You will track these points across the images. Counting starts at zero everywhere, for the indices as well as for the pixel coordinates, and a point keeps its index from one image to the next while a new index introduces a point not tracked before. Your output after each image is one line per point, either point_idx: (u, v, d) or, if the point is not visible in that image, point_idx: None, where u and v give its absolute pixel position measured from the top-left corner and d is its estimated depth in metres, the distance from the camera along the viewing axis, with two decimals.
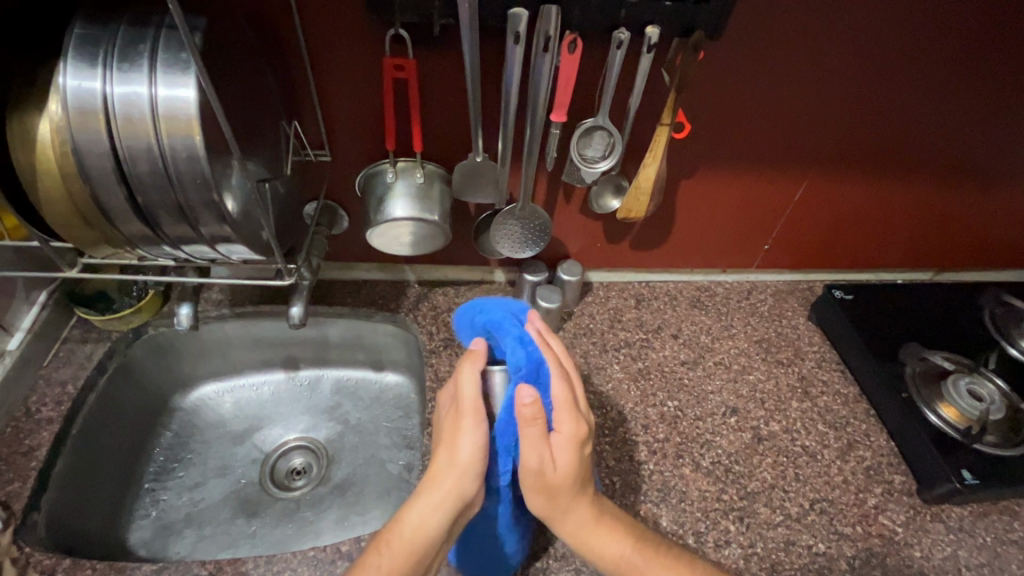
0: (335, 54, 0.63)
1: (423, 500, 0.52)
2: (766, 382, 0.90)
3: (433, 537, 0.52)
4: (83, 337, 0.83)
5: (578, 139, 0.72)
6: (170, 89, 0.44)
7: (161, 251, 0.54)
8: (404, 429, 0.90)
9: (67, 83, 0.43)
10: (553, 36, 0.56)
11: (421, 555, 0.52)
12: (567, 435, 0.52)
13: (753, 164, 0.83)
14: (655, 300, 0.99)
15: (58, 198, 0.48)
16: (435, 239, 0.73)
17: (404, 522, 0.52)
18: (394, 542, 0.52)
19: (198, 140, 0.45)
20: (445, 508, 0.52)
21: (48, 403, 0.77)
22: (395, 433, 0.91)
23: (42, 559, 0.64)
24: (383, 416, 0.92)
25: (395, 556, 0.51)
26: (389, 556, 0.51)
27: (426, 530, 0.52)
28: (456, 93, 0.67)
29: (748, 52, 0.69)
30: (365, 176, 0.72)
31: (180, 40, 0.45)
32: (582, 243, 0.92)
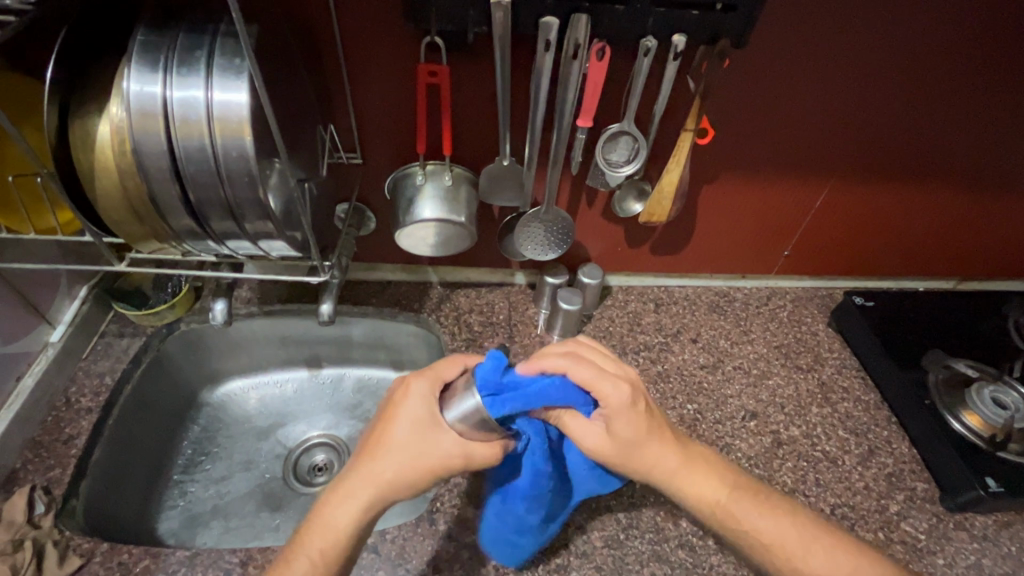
0: (371, 61, 0.65)
1: (348, 498, 0.54)
2: (785, 388, 0.90)
3: (347, 541, 0.53)
4: (119, 331, 0.87)
5: (603, 144, 0.73)
6: (225, 93, 0.46)
7: (206, 246, 0.57)
8: None
9: (130, 87, 0.46)
10: (583, 43, 0.59)
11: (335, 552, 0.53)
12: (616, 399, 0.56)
13: (774, 170, 0.84)
14: (673, 305, 1.00)
15: (113, 193, 0.50)
16: (461, 240, 0.75)
17: (331, 522, 0.53)
18: (314, 536, 0.53)
19: (249, 141, 0.47)
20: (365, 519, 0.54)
21: (87, 393, 0.80)
22: None
23: (81, 542, 0.66)
24: None
25: (311, 554, 0.52)
26: (311, 557, 0.52)
27: (348, 538, 0.53)
28: (485, 99, 0.69)
29: (771, 60, 0.70)
30: (394, 179, 0.74)
31: (235, 46, 0.48)
32: (602, 247, 0.93)
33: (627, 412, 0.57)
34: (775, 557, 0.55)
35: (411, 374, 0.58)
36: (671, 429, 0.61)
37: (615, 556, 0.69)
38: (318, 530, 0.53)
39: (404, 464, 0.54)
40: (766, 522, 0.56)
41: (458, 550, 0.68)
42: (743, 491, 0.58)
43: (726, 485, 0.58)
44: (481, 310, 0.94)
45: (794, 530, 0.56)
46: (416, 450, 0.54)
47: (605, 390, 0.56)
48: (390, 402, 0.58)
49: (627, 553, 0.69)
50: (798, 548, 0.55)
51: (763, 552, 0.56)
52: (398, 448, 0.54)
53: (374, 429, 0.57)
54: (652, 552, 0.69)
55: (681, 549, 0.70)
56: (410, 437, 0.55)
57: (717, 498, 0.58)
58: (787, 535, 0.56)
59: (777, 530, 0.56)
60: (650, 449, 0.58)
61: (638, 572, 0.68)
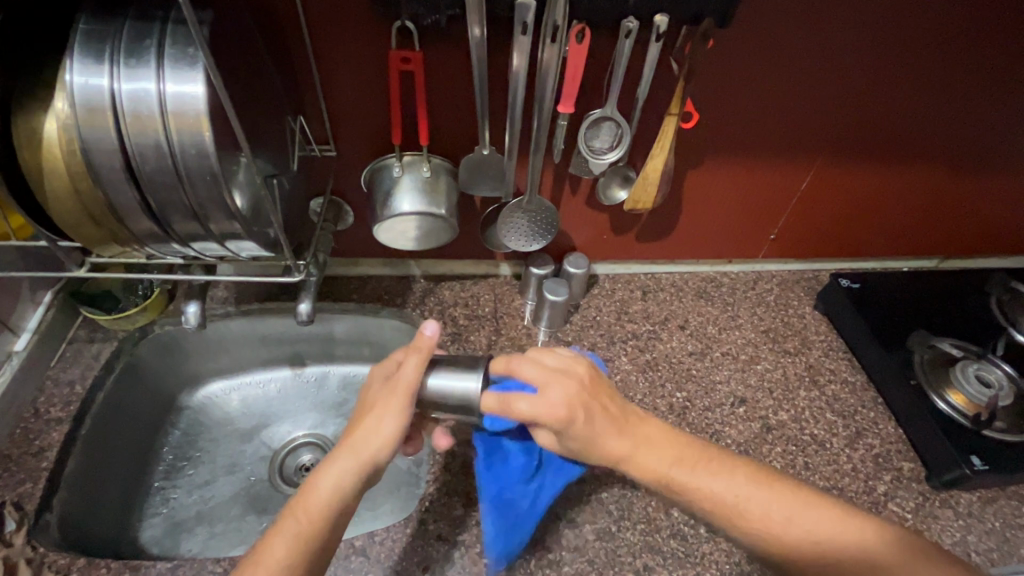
0: (340, 48, 0.62)
1: (330, 464, 0.54)
2: (774, 372, 0.90)
3: (334, 500, 0.52)
4: (89, 337, 0.84)
5: (586, 131, 0.71)
6: (179, 85, 0.43)
7: (170, 249, 0.54)
8: None
9: (74, 81, 0.42)
10: (561, 24, 0.56)
11: (324, 518, 0.51)
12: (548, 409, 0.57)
13: (760, 153, 0.83)
14: (660, 292, 0.99)
15: (65, 196, 0.47)
16: (442, 233, 0.73)
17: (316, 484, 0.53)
18: (301, 501, 0.52)
19: (208, 137, 0.44)
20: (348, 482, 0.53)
21: (56, 403, 0.77)
22: None
23: (56, 559, 0.64)
24: None
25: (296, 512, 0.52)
26: (298, 516, 0.51)
27: (337, 494, 0.52)
28: (464, 86, 0.67)
29: (754, 40, 0.68)
30: (370, 172, 0.72)
31: (187, 34, 0.44)
32: (587, 235, 0.92)
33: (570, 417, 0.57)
34: (721, 506, 0.57)
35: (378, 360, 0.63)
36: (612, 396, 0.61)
37: (607, 549, 0.68)
38: (302, 492, 0.53)
39: (369, 429, 0.55)
40: (758, 503, 0.57)
41: (449, 550, 0.66)
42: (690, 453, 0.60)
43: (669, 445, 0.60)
44: (466, 304, 0.92)
45: (779, 507, 0.56)
46: (377, 413, 0.56)
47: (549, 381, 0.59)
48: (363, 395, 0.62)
49: (619, 545, 0.69)
50: (745, 497, 0.57)
51: (714, 506, 0.57)
52: (364, 415, 0.57)
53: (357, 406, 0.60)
54: (644, 543, 0.69)
55: (673, 538, 0.70)
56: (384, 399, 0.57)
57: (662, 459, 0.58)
58: (772, 509, 0.56)
59: (765, 502, 0.57)
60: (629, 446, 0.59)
61: (630, 564, 0.67)
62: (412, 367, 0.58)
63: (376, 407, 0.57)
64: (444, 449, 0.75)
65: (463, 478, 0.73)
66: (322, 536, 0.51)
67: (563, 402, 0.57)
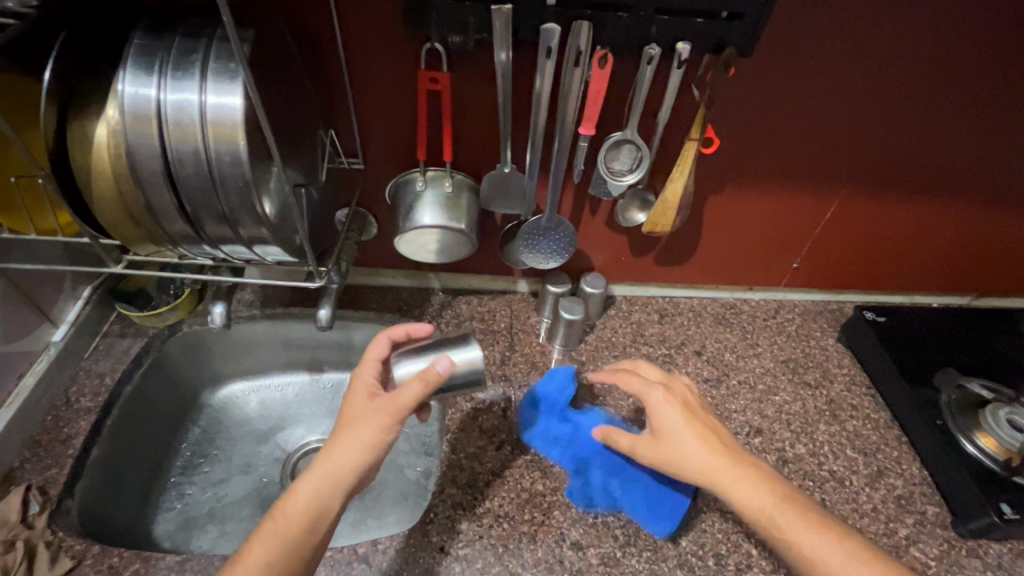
0: (372, 67, 0.65)
1: (312, 472, 0.56)
2: (792, 404, 0.87)
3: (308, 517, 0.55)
4: (122, 332, 0.88)
5: (606, 152, 0.71)
6: (219, 97, 0.46)
7: (201, 251, 0.57)
8: (424, 436, 0.89)
9: (124, 89, 0.45)
10: (584, 50, 0.58)
11: (307, 526, 0.54)
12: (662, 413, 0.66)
13: (782, 182, 0.82)
14: (678, 316, 0.98)
15: (108, 197, 0.51)
16: (462, 247, 0.75)
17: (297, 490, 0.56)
18: (284, 508, 0.55)
19: (242, 146, 0.47)
20: (324, 498, 0.55)
21: (87, 393, 0.81)
22: (414, 440, 0.89)
23: (73, 544, 0.65)
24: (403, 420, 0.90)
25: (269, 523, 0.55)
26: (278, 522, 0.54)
27: (315, 504, 0.55)
28: (488, 106, 0.69)
29: (777, 71, 0.69)
30: (395, 186, 0.74)
31: (229, 51, 0.47)
32: (605, 256, 0.93)
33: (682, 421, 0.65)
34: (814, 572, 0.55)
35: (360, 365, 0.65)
36: (713, 428, 0.66)
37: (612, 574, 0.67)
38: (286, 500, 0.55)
39: (350, 445, 0.57)
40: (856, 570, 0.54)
41: (450, 564, 0.66)
42: (792, 506, 0.59)
43: (775, 496, 0.60)
44: (482, 318, 0.93)
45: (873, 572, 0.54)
46: (360, 426, 0.58)
47: (647, 392, 0.68)
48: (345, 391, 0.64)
49: (623, 572, 0.67)
50: (841, 570, 0.54)
51: (805, 570, 0.56)
52: (345, 424, 0.59)
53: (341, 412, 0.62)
54: (649, 571, 0.67)
55: (680, 568, 0.68)
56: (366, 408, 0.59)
57: (761, 507, 0.59)
58: None
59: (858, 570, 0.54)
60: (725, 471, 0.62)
61: None
62: (413, 388, 0.60)
63: (357, 420, 0.58)
64: (453, 462, 0.76)
65: (469, 493, 0.73)
66: (300, 541, 0.53)
67: (672, 443, 0.64)
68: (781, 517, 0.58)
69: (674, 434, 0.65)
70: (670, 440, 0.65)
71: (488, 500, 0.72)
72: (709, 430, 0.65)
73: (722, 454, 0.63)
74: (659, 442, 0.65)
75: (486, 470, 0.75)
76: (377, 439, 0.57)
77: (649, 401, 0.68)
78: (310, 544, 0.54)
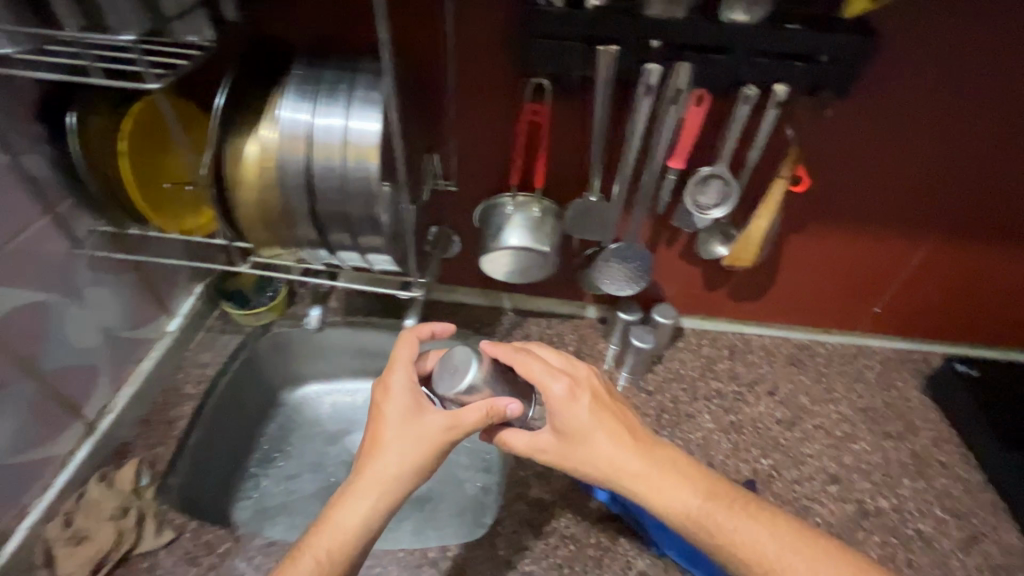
0: (477, 97, 0.70)
1: (357, 497, 0.52)
2: (872, 455, 0.84)
3: (359, 539, 0.51)
4: (222, 327, 0.95)
5: (692, 187, 0.72)
6: (360, 122, 0.52)
7: (317, 255, 0.63)
8: (486, 452, 0.89)
9: (283, 113, 0.52)
10: (683, 89, 0.61)
11: (348, 557, 0.50)
12: (558, 401, 0.55)
13: (869, 224, 0.81)
14: (749, 353, 0.97)
15: (251, 203, 0.57)
16: (541, 269, 0.78)
17: (336, 517, 0.51)
18: (322, 538, 0.50)
19: (374, 165, 0.52)
20: (377, 519, 0.52)
21: (190, 381, 0.88)
22: (475, 455, 0.89)
23: (174, 518, 0.71)
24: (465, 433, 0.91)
25: (316, 552, 0.49)
26: (317, 556, 0.49)
27: (361, 530, 0.51)
28: (582, 138, 0.72)
29: (869, 114, 0.69)
30: (484, 209, 0.78)
31: (372, 82, 0.53)
32: (678, 287, 0.93)
33: (584, 414, 0.55)
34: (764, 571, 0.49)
35: (389, 371, 0.58)
36: (626, 421, 0.56)
37: None
38: (325, 528, 0.50)
39: (404, 459, 0.53)
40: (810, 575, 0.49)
41: None
42: (720, 500, 0.53)
43: (700, 489, 0.53)
44: (551, 340, 0.95)
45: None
46: (416, 441, 0.53)
47: (547, 381, 0.56)
48: (375, 394, 0.58)
49: None
50: (779, 555, 0.50)
51: (750, 569, 0.50)
52: (395, 442, 0.53)
53: (374, 424, 0.55)
54: None
55: None
56: (410, 426, 0.54)
57: (692, 508, 0.52)
58: None
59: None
60: (637, 474, 0.53)
61: None
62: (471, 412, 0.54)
63: (414, 438, 0.53)
64: (520, 478, 0.77)
65: (536, 511, 0.74)
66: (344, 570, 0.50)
67: (588, 439, 0.54)
68: (716, 513, 0.52)
69: (585, 429, 0.54)
70: (579, 443, 0.55)
71: (555, 521, 0.73)
72: (623, 425, 0.56)
73: (638, 453, 0.54)
74: (569, 447, 0.55)
75: (552, 490, 0.76)
76: (426, 464, 0.53)
77: (546, 397, 0.55)
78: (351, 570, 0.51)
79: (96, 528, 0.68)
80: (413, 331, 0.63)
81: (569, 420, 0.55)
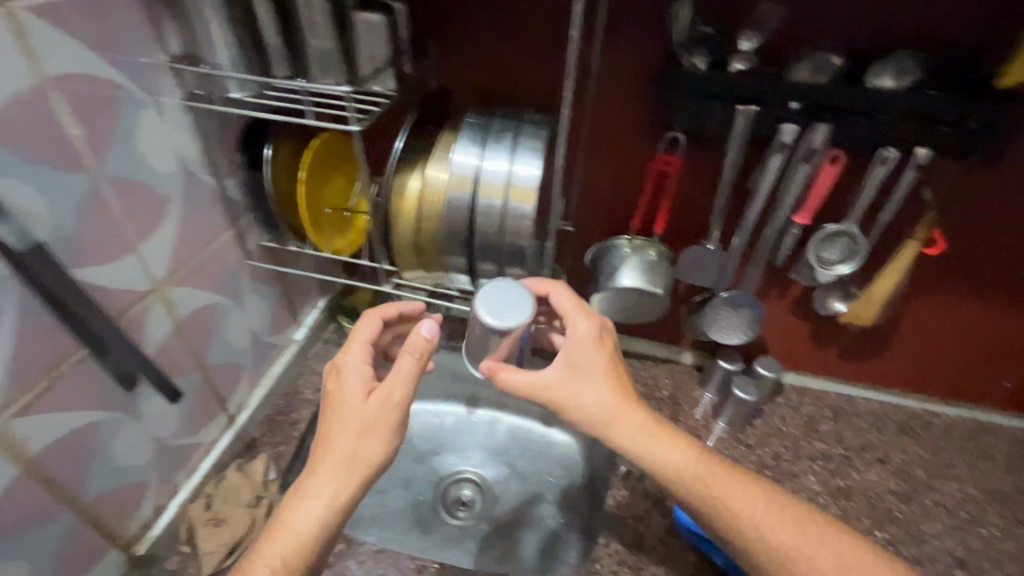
0: (609, 146, 0.74)
1: (310, 498, 0.48)
2: (1003, 542, 0.77)
3: (320, 539, 0.48)
4: (337, 339, 1.03)
5: (818, 242, 0.73)
6: (522, 167, 0.58)
7: (456, 280, 0.68)
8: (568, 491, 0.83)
9: (455, 155, 0.59)
10: (819, 147, 0.63)
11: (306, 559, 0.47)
12: (581, 334, 0.56)
13: (1002, 294, 0.78)
14: (856, 417, 0.92)
15: (408, 231, 0.64)
16: (652, 307, 0.81)
17: (291, 519, 0.48)
18: (278, 542, 0.47)
19: (530, 206, 0.58)
20: (337, 513, 0.49)
21: (310, 387, 0.95)
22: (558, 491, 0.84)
23: None
24: (549, 470, 0.85)
25: (272, 562, 0.46)
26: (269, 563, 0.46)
27: (320, 529, 0.48)
28: (706, 188, 0.75)
29: (1017, 186, 0.66)
30: (597, 250, 0.81)
31: (534, 132, 0.60)
32: (782, 340, 0.92)
33: (596, 350, 0.56)
34: (735, 521, 0.52)
35: (342, 355, 0.55)
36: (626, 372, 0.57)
37: None
38: (279, 532, 0.48)
39: (360, 447, 0.50)
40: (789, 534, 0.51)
41: None
42: (710, 456, 0.55)
43: (695, 449, 0.55)
44: (646, 383, 0.96)
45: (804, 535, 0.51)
46: (369, 427, 0.50)
47: (574, 318, 0.57)
48: (327, 384, 0.54)
49: None
50: (758, 513, 0.52)
51: (726, 518, 0.52)
52: (350, 432, 0.50)
53: (327, 412, 0.52)
54: None
55: None
56: (361, 412, 0.51)
57: (683, 462, 0.53)
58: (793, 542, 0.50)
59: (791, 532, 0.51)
60: (628, 419, 0.54)
61: None
62: (406, 367, 0.52)
63: (358, 420, 0.50)
64: None
65: None
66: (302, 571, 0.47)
67: (595, 375, 0.55)
68: (703, 472, 0.53)
69: (594, 367, 0.55)
70: (583, 376, 0.54)
71: None
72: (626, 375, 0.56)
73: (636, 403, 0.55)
74: (571, 378, 0.55)
75: None
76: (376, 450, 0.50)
77: (570, 330, 0.57)
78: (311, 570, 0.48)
79: (233, 515, 0.74)
80: (377, 311, 0.62)
81: (578, 355, 0.55)
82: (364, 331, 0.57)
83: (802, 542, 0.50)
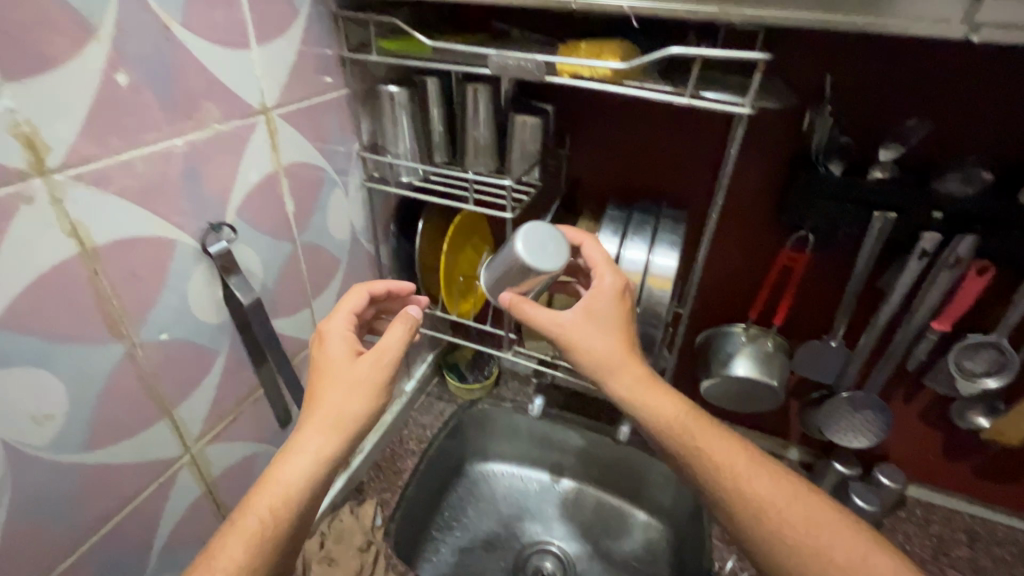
0: (730, 237, 0.77)
1: (298, 453, 0.48)
2: None
3: (308, 492, 0.48)
4: (439, 394, 1.09)
5: (958, 351, 0.70)
6: (662, 258, 0.62)
7: None
8: None
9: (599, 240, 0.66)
10: (965, 258, 0.61)
11: (293, 512, 0.47)
12: (606, 285, 0.56)
13: None
14: (996, 545, 0.82)
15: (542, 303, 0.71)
16: (766, 399, 0.79)
17: (277, 472, 0.48)
18: (264, 497, 0.46)
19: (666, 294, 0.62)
20: (324, 468, 0.49)
21: (412, 437, 1.01)
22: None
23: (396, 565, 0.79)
24: (635, 554, 0.84)
25: (261, 512, 0.46)
26: (260, 515, 0.46)
27: (310, 481, 0.48)
28: (833, 288, 0.75)
29: None
30: (709, 334, 0.82)
31: (675, 227, 0.65)
32: (905, 448, 0.86)
33: (615, 302, 0.56)
34: (722, 476, 0.52)
35: (329, 317, 0.57)
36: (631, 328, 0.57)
37: None
38: (266, 485, 0.47)
39: (349, 403, 0.50)
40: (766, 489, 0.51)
41: None
42: (700, 413, 0.55)
43: (686, 405, 0.55)
44: None
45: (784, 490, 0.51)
46: (362, 385, 0.51)
47: (599, 272, 0.56)
48: (311, 350, 0.55)
49: None
50: (742, 468, 0.52)
51: (711, 471, 0.52)
52: (339, 389, 0.51)
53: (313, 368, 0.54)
54: None
55: None
56: (349, 371, 0.52)
57: (677, 417, 0.54)
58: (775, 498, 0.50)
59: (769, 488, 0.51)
60: (631, 372, 0.54)
61: None
62: (398, 333, 0.55)
63: (348, 378, 0.52)
64: None
65: None
66: (290, 528, 0.47)
67: (608, 326, 0.55)
68: (691, 425, 0.54)
69: (608, 317, 0.55)
70: (596, 324, 0.55)
71: None
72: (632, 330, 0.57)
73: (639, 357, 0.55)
74: (585, 323, 0.55)
75: None
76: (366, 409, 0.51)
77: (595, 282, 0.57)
78: (297, 535, 0.47)
79: (344, 557, 0.78)
80: (365, 286, 0.62)
81: (594, 303, 0.55)
82: (352, 300, 0.59)
83: (782, 497, 0.51)
